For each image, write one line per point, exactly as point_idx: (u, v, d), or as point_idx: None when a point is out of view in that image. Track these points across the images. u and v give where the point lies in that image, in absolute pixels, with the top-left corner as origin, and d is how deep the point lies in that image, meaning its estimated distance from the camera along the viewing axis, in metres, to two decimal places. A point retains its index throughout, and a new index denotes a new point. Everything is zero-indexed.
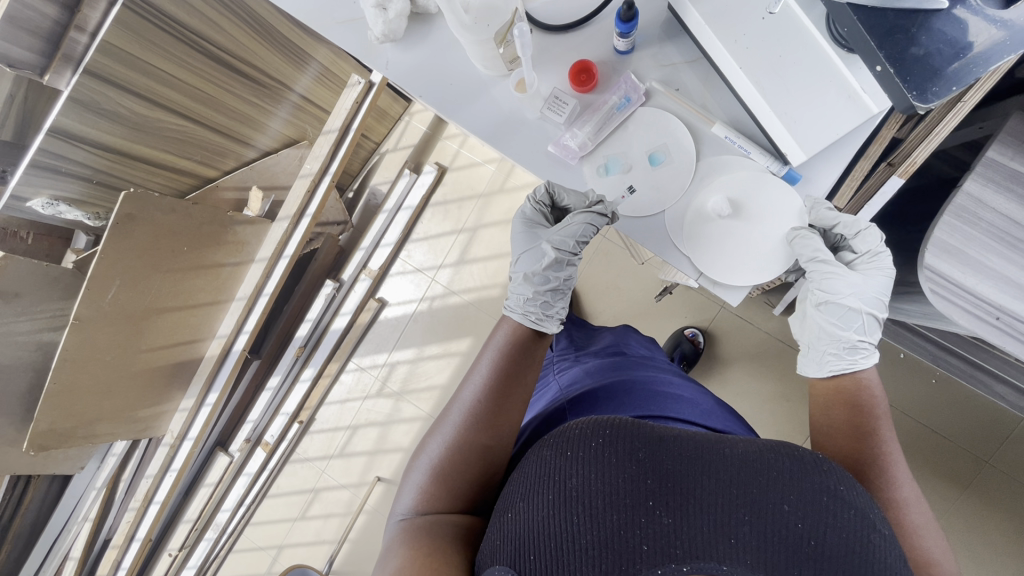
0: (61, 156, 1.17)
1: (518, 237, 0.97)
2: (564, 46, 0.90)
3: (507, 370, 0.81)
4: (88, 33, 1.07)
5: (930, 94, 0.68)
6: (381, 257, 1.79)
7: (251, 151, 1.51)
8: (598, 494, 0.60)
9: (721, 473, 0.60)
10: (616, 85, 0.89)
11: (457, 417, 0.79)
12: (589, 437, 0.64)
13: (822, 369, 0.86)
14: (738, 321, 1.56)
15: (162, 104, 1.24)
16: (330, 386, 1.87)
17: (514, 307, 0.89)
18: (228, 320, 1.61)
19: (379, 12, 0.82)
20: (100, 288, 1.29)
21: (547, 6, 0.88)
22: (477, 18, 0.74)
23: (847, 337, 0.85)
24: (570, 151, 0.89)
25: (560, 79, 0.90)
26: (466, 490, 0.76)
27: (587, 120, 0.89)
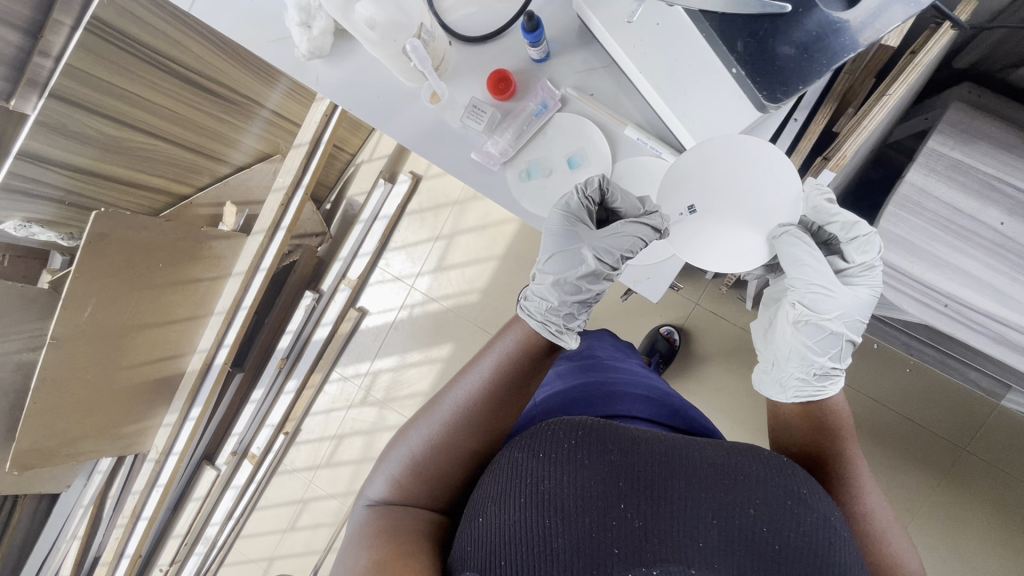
0: (31, 178, 1.19)
1: (557, 235, 0.85)
2: (483, 56, 0.90)
3: (508, 378, 0.77)
4: (53, 57, 1.10)
5: (778, 94, 0.77)
6: (360, 266, 1.81)
7: (224, 166, 1.54)
8: (572, 496, 0.61)
9: (690, 476, 0.62)
10: (533, 92, 0.89)
11: (443, 416, 0.77)
12: (563, 438, 0.65)
13: (787, 393, 0.83)
14: (712, 318, 1.57)
15: (131, 124, 1.26)
16: (314, 396, 1.88)
17: (529, 312, 0.81)
18: (209, 334, 1.63)
19: (303, 30, 0.83)
20: (75, 307, 1.30)
21: (465, 18, 0.89)
22: (382, 32, 0.74)
23: (821, 363, 0.82)
24: (492, 158, 0.90)
25: (479, 88, 0.90)
26: (439, 487, 0.76)
27: (508, 127, 0.89)
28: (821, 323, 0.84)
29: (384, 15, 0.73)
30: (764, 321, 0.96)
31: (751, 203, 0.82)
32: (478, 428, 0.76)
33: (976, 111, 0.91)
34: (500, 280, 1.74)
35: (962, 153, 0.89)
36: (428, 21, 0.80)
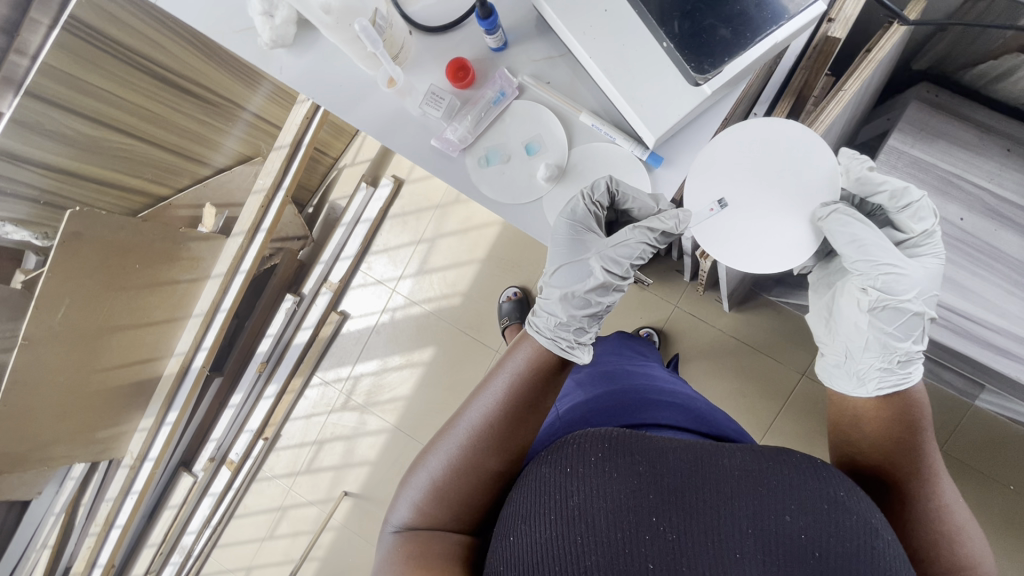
0: (5, 176, 1.18)
1: (568, 244, 0.88)
2: (442, 45, 0.92)
3: (523, 394, 0.75)
4: (30, 56, 1.10)
5: (705, 65, 0.76)
6: (342, 269, 1.81)
7: (205, 168, 1.54)
8: (603, 509, 0.61)
9: (721, 485, 0.60)
10: (491, 81, 0.91)
11: (460, 437, 0.75)
12: (589, 452, 0.65)
13: (869, 386, 0.78)
14: (691, 319, 1.58)
15: (109, 123, 1.26)
16: (294, 401, 1.86)
17: (538, 330, 0.82)
18: (187, 337, 1.61)
19: (265, 19, 0.84)
20: (49, 308, 1.29)
21: (426, 10, 0.92)
22: (338, 18, 0.75)
23: (906, 348, 0.81)
24: (451, 144, 0.91)
25: (438, 77, 0.92)
26: (465, 509, 0.73)
27: (466, 114, 0.90)
28: (901, 306, 0.82)
29: (339, 1, 0.74)
30: (821, 310, 0.93)
31: (775, 189, 0.82)
32: (498, 448, 0.74)
33: (935, 110, 0.94)
34: (481, 283, 1.74)
35: (922, 151, 0.91)
36: (388, 10, 0.82)
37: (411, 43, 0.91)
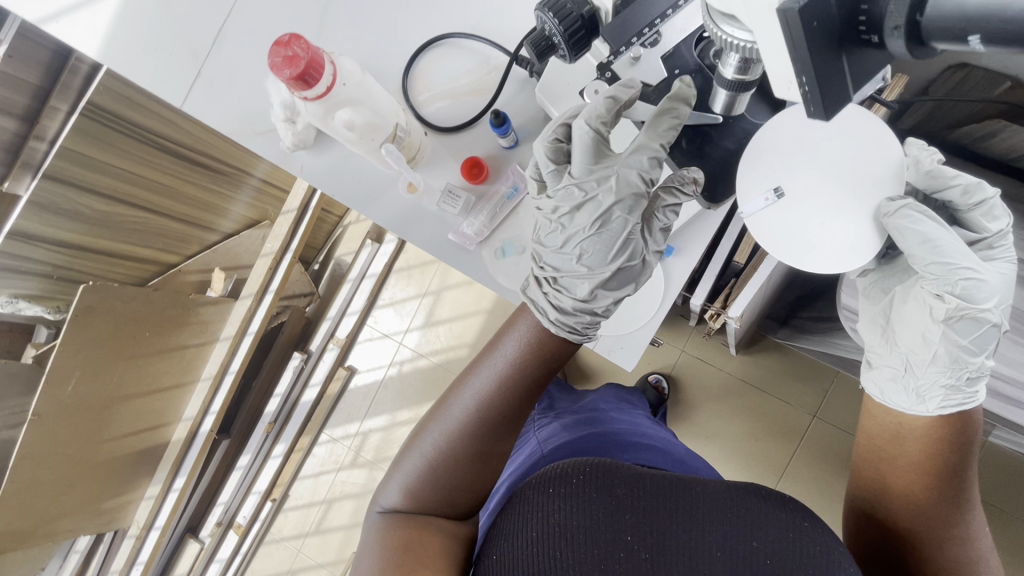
0: (19, 256, 1.19)
1: (595, 238, 0.73)
2: (456, 144, 0.82)
3: (516, 376, 0.77)
4: (48, 141, 1.14)
5: (718, 195, 0.79)
6: (348, 325, 1.82)
7: (213, 234, 1.57)
8: (585, 527, 0.70)
9: (691, 509, 0.70)
10: (506, 175, 0.83)
11: (448, 430, 0.79)
12: (571, 475, 0.73)
13: (933, 402, 0.80)
14: (698, 364, 1.58)
15: (123, 199, 1.29)
16: (302, 460, 1.84)
17: (548, 312, 0.74)
18: (195, 402, 1.61)
19: (286, 124, 0.76)
20: (60, 381, 1.28)
21: (441, 110, 0.81)
22: (359, 133, 0.73)
23: (978, 361, 0.81)
24: (468, 240, 0.83)
25: (453, 172, 0.83)
26: (452, 494, 0.79)
27: (482, 210, 0.83)
28: (976, 317, 0.81)
29: (362, 117, 0.71)
30: (877, 318, 0.90)
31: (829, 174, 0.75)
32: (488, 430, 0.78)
33: None
34: (487, 334, 1.75)
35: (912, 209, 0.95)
36: (403, 118, 0.76)
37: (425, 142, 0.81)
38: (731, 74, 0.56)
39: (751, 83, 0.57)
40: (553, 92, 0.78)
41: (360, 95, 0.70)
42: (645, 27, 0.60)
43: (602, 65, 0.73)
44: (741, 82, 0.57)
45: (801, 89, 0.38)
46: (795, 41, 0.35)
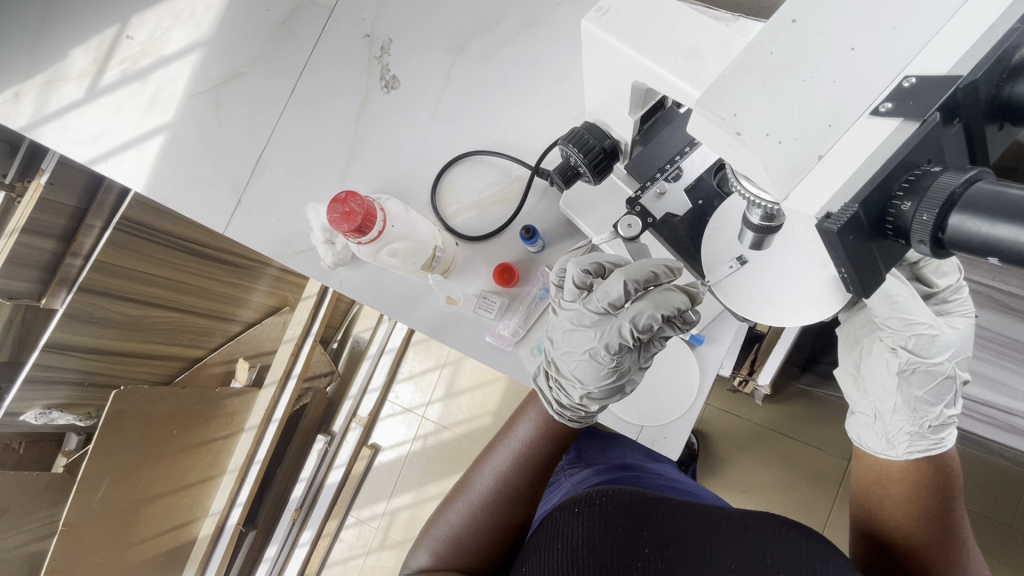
0: (53, 367, 1.21)
1: (581, 362, 0.68)
2: (487, 251, 0.84)
3: (544, 444, 0.76)
4: (83, 256, 1.20)
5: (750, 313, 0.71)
6: (370, 402, 1.83)
7: (235, 324, 1.59)
8: (601, 541, 0.62)
9: (719, 529, 0.60)
10: (534, 278, 0.83)
11: (475, 497, 0.76)
12: (595, 495, 0.65)
13: (898, 447, 0.74)
14: (726, 416, 1.54)
15: (153, 302, 1.32)
16: (330, 545, 1.80)
17: (550, 398, 0.72)
18: (221, 495, 1.57)
19: (328, 246, 0.82)
20: (89, 489, 1.24)
21: (469, 221, 0.85)
22: (402, 259, 0.78)
23: (938, 412, 0.74)
24: (505, 340, 0.81)
25: (485, 279, 0.84)
26: (477, 562, 0.73)
27: (516, 311, 0.82)
28: (931, 369, 0.74)
29: (404, 245, 0.77)
30: (848, 366, 0.81)
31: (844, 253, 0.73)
32: (516, 494, 0.75)
33: None
34: (510, 400, 1.74)
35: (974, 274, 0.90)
36: (440, 240, 0.81)
37: (457, 254, 0.84)
38: (756, 220, 0.51)
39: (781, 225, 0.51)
40: (577, 204, 0.79)
41: (407, 232, 0.77)
42: (666, 163, 0.70)
43: (630, 199, 0.72)
44: (770, 226, 0.51)
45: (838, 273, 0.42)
46: (835, 248, 0.38)
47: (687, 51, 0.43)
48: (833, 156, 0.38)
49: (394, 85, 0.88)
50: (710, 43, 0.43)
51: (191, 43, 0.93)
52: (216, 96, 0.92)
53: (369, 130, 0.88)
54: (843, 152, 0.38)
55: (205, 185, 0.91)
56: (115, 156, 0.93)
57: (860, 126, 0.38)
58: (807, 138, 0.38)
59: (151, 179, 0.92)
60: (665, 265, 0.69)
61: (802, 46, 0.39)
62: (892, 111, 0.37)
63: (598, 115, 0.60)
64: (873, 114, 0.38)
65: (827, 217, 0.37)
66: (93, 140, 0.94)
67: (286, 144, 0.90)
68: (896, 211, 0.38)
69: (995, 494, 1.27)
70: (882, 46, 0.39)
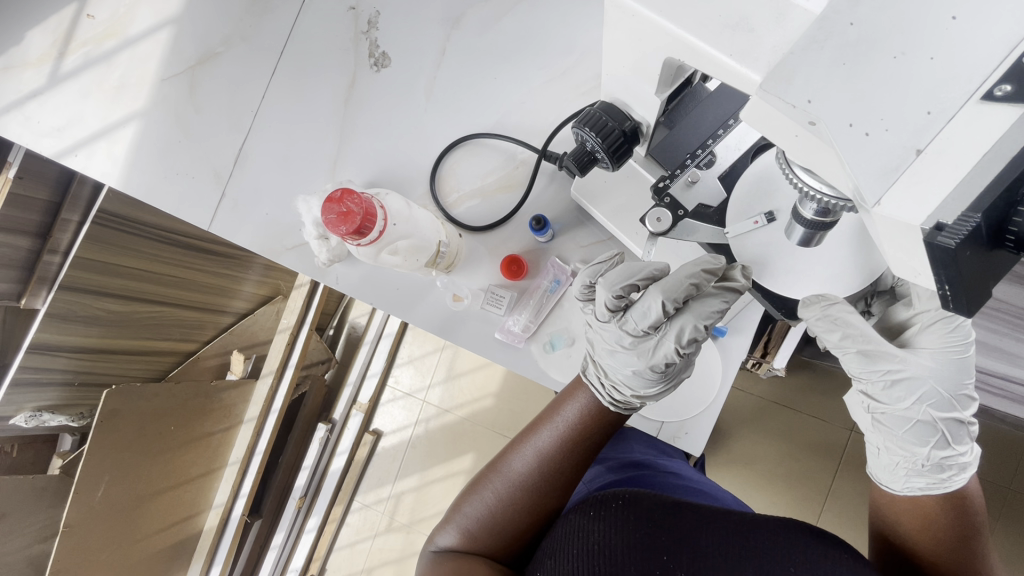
0: (39, 369, 1.16)
1: (629, 378, 0.67)
2: (493, 242, 0.80)
3: (589, 431, 0.70)
4: (61, 252, 1.14)
5: (797, 312, 0.67)
6: (369, 388, 1.81)
7: (227, 315, 1.52)
8: (617, 545, 0.59)
9: (737, 535, 0.57)
10: (544, 270, 0.79)
11: (512, 479, 0.71)
12: (610, 497, 0.63)
13: (895, 482, 0.68)
14: (732, 393, 1.52)
15: (139, 296, 1.26)
16: (336, 530, 1.79)
17: (602, 388, 0.69)
18: (224, 487, 1.50)
19: (322, 242, 0.77)
20: (88, 488, 1.21)
21: (472, 210, 0.81)
22: (405, 256, 0.74)
23: (928, 454, 0.65)
24: (517, 337, 0.78)
25: (492, 271, 0.80)
26: (512, 543, 0.70)
27: (527, 305, 0.78)
28: (900, 413, 0.66)
29: (406, 242, 0.73)
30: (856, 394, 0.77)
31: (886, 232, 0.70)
32: (557, 482, 0.70)
33: None
34: (512, 381, 1.72)
35: None
36: (444, 233, 0.77)
37: (462, 245, 0.80)
38: (809, 215, 0.52)
39: (832, 223, 0.53)
40: (591, 190, 0.75)
41: (410, 230, 0.73)
42: (698, 146, 0.66)
43: (659, 189, 0.68)
44: (822, 221, 0.53)
45: (936, 288, 0.36)
46: (950, 264, 0.32)
47: (734, 23, 0.37)
48: (935, 149, 0.32)
49: (384, 63, 0.82)
50: (761, 10, 0.36)
51: (159, 21, 0.86)
52: (191, 79, 0.86)
53: (360, 115, 0.83)
54: (949, 143, 0.32)
55: (186, 179, 0.86)
56: (84, 148, 0.87)
57: (968, 113, 0.31)
58: (902, 129, 0.32)
59: (126, 173, 0.86)
60: (704, 270, 0.64)
61: (885, 14, 0.33)
62: (1013, 95, 0.31)
63: (615, 93, 0.55)
64: (985, 99, 0.31)
65: (939, 231, 0.31)
66: (60, 131, 0.88)
67: (271, 130, 0.84)
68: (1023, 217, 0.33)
69: (997, 459, 1.28)
70: (994, 10, 0.32)
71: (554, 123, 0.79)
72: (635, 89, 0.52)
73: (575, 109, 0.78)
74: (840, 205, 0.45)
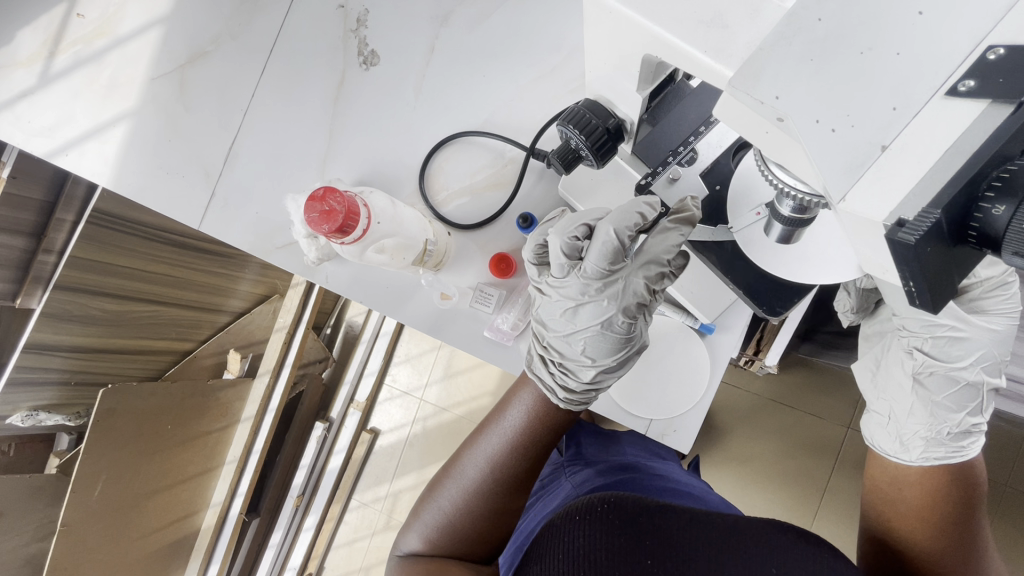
0: (34, 369, 1.16)
1: (595, 335, 0.67)
2: (481, 241, 0.80)
3: (534, 430, 0.73)
4: (56, 252, 1.14)
5: (778, 308, 0.67)
6: (367, 387, 1.81)
7: (223, 314, 1.52)
8: (602, 551, 0.58)
9: (722, 541, 0.57)
10: None
11: (467, 483, 0.73)
12: (595, 502, 0.62)
13: (913, 450, 0.71)
14: (728, 391, 1.52)
15: (135, 296, 1.27)
16: (335, 529, 1.80)
17: (558, 374, 0.70)
18: (221, 486, 1.51)
19: (311, 241, 0.76)
20: (86, 487, 1.21)
21: (461, 208, 0.81)
22: (392, 255, 0.74)
23: (959, 420, 0.70)
24: (505, 335, 0.78)
25: (481, 270, 0.80)
26: (471, 547, 0.72)
27: (517, 303, 0.79)
28: (953, 374, 0.70)
29: (393, 241, 0.73)
30: (868, 362, 0.79)
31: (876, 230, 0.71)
32: (507, 483, 0.73)
33: None
34: (509, 379, 1.72)
35: None
36: (431, 231, 0.77)
37: (450, 243, 0.80)
38: (787, 212, 0.52)
39: (809, 218, 0.53)
40: (578, 188, 0.75)
41: (396, 228, 0.73)
42: (679, 145, 0.65)
43: (641, 187, 0.69)
44: (800, 219, 0.53)
45: (902, 285, 0.36)
46: (910, 262, 0.32)
47: (709, 19, 0.37)
48: (899, 145, 0.32)
49: (373, 61, 0.82)
50: (735, 6, 0.36)
51: (149, 20, 0.86)
52: (181, 78, 0.85)
53: (349, 113, 0.83)
54: (913, 139, 0.32)
55: (176, 178, 0.86)
56: (75, 148, 0.87)
57: (930, 109, 0.32)
58: (868, 124, 0.32)
59: (117, 173, 0.86)
60: (648, 203, 0.63)
61: (856, 10, 0.33)
62: (975, 90, 0.31)
63: (600, 91, 0.55)
64: (949, 95, 0.31)
65: (901, 226, 0.31)
66: (51, 131, 0.87)
67: (261, 129, 0.84)
68: (983, 216, 0.32)
69: (994, 456, 1.28)
70: (960, 6, 0.32)
71: (542, 120, 0.79)
72: (617, 87, 0.52)
73: (564, 106, 0.78)
74: (818, 202, 0.45)
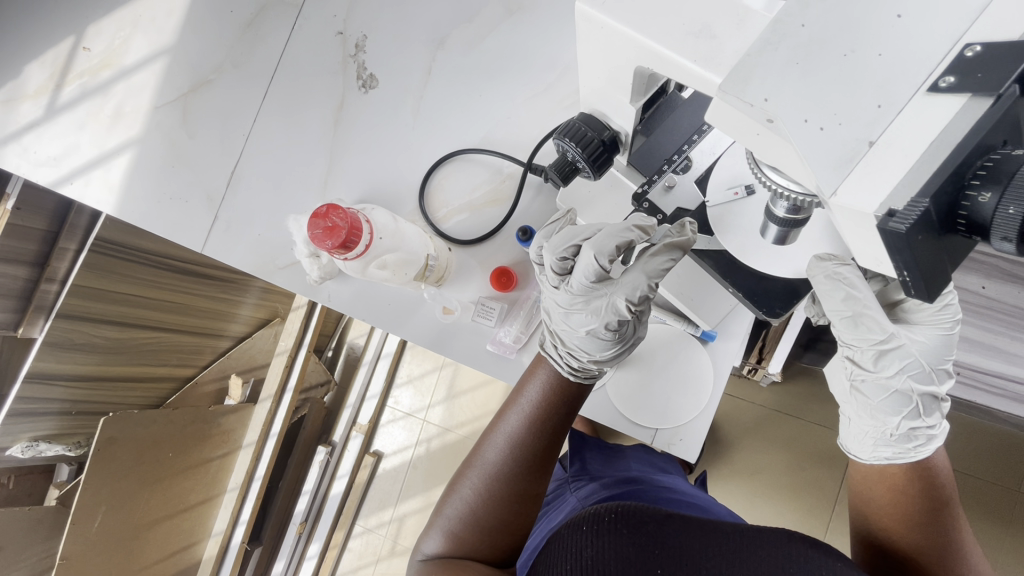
0: (36, 399, 1.15)
1: (581, 338, 0.67)
2: (483, 254, 0.81)
3: (552, 406, 0.69)
4: (59, 280, 1.15)
5: (778, 309, 0.66)
6: (369, 409, 1.80)
7: (226, 339, 1.52)
8: (611, 560, 0.58)
9: (731, 548, 0.56)
10: (534, 280, 0.80)
11: (487, 470, 0.70)
12: (602, 512, 0.61)
13: (864, 451, 0.69)
14: (733, 403, 1.51)
15: (136, 322, 1.27)
16: (339, 556, 1.76)
17: (559, 357, 0.69)
18: (223, 515, 1.48)
19: (312, 260, 0.77)
20: (84, 519, 1.19)
21: (461, 223, 0.82)
22: (393, 271, 0.75)
23: (898, 423, 0.66)
24: (506, 348, 0.78)
25: (483, 283, 0.81)
26: (497, 539, 0.69)
27: (518, 315, 0.79)
28: (882, 381, 0.67)
29: (395, 256, 0.74)
30: None
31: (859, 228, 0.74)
32: (530, 467, 0.69)
33: None
34: None
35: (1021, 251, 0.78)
36: (432, 247, 0.78)
37: (451, 258, 0.81)
38: (782, 213, 0.53)
39: (805, 219, 0.54)
40: (575, 200, 0.76)
41: (397, 244, 0.74)
42: (673, 152, 0.65)
43: (638, 196, 0.70)
44: (796, 219, 0.54)
45: (897, 276, 0.37)
46: (903, 250, 0.33)
47: (696, 30, 0.39)
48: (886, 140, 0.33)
49: (372, 84, 0.84)
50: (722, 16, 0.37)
51: (153, 51, 0.88)
52: (184, 105, 0.87)
53: (349, 134, 0.84)
54: (899, 134, 0.33)
55: (180, 203, 0.87)
56: (81, 176, 0.88)
57: (915, 106, 0.33)
58: (854, 122, 0.33)
59: (122, 199, 0.87)
60: (637, 227, 0.64)
61: (838, 14, 0.34)
62: (955, 86, 0.32)
63: (594, 104, 0.57)
64: (931, 91, 0.32)
65: (891, 217, 0.32)
66: (57, 160, 0.89)
67: (262, 152, 0.86)
68: (971, 204, 0.33)
69: (1005, 463, 1.27)
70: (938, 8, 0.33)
71: (539, 136, 0.80)
72: (611, 99, 0.53)
73: (559, 122, 0.80)
74: (811, 202, 0.46)
